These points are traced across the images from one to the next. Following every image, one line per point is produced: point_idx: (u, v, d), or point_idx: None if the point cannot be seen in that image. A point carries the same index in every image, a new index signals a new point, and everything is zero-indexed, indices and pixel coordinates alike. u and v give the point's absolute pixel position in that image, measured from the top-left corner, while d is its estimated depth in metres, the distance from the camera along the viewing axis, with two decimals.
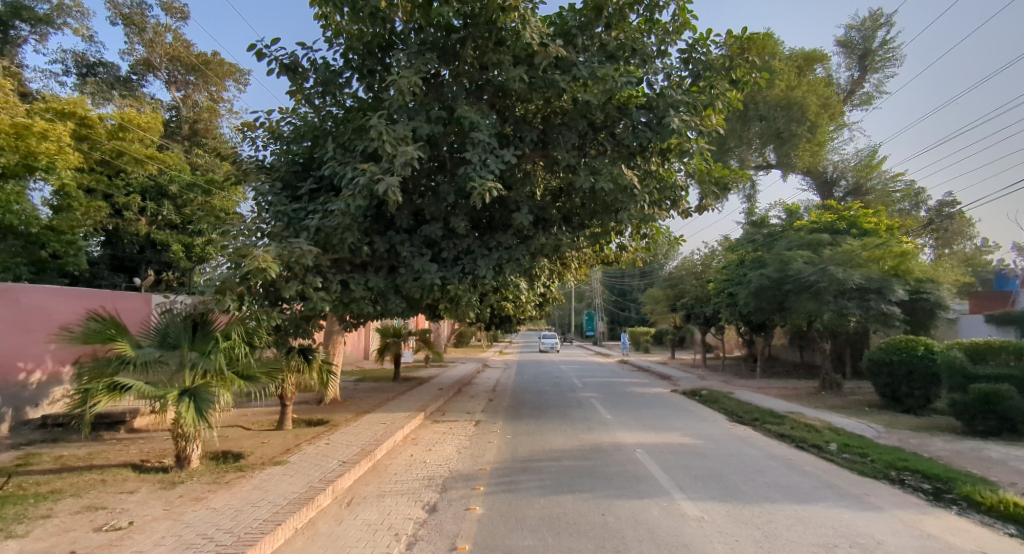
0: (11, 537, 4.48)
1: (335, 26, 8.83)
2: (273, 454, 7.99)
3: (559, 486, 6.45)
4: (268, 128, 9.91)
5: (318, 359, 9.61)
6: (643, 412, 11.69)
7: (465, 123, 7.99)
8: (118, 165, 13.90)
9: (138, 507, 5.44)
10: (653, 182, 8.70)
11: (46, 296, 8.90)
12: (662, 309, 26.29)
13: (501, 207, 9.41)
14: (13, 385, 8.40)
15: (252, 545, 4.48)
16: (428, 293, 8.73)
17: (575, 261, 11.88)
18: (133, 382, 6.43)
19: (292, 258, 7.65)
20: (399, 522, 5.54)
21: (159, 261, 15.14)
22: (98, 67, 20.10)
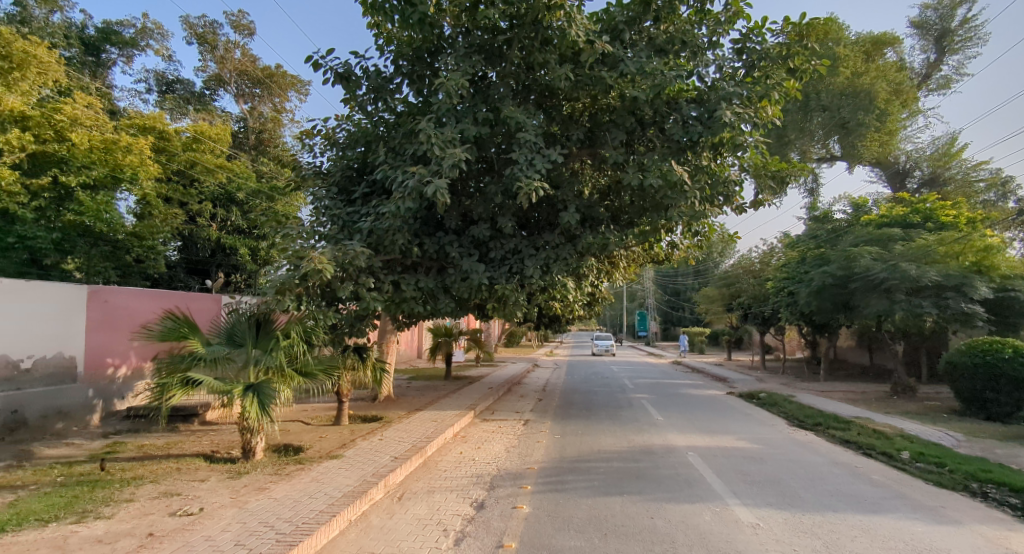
0: (99, 518, 4.88)
1: (387, 34, 9.10)
2: (331, 449, 8.32)
3: (609, 487, 6.37)
4: (324, 135, 10.30)
5: (372, 357, 10.01)
6: (697, 415, 11.36)
7: (512, 124, 8.01)
8: (191, 175, 14.89)
9: (209, 495, 5.81)
10: (704, 177, 8.38)
11: (130, 297, 9.64)
12: (719, 309, 25.47)
13: (549, 206, 9.37)
14: (102, 379, 9.14)
15: (309, 535, 4.68)
16: (476, 293, 8.81)
17: (625, 260, 11.66)
18: (203, 378, 6.86)
19: (346, 260, 7.91)
20: (447, 518, 5.65)
21: (228, 264, 16.03)
22: (175, 84, 21.64)
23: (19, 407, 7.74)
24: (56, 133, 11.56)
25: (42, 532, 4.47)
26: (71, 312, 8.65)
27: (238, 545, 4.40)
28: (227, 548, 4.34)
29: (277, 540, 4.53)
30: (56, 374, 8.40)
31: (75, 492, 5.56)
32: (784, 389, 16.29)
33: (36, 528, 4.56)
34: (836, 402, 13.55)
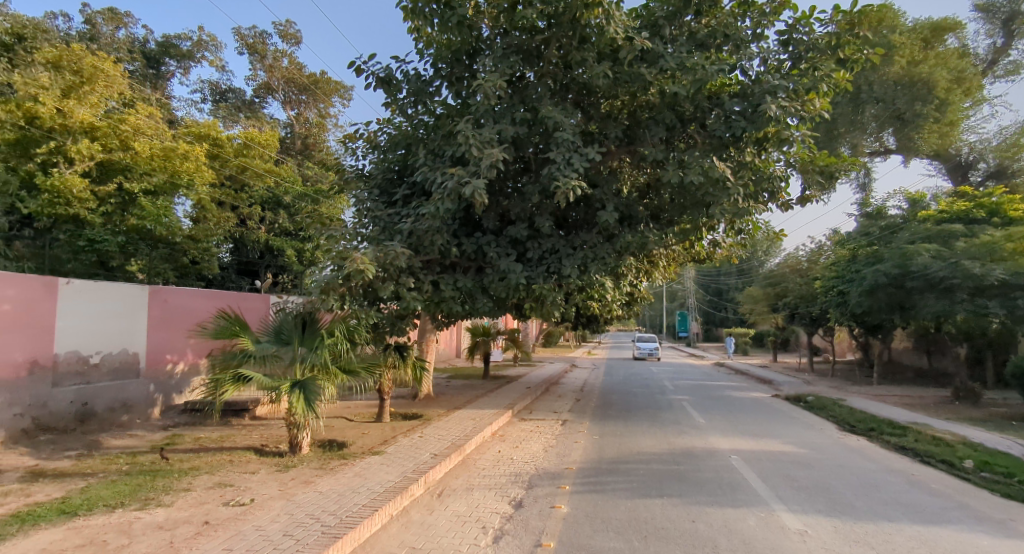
0: (160, 505, 5.15)
1: (427, 37, 9.23)
2: (373, 445, 8.51)
3: (648, 489, 6.29)
4: (366, 139, 10.55)
5: (412, 356, 10.17)
6: (741, 417, 11.06)
7: (550, 124, 7.99)
8: (242, 180, 15.57)
9: (259, 486, 6.05)
10: (748, 173, 8.17)
11: (186, 297, 10.11)
12: (764, 309, 24.72)
13: (587, 206, 9.30)
14: (162, 374, 9.62)
15: (352, 527, 4.81)
16: (514, 292, 8.83)
17: (665, 259, 11.44)
18: (253, 374, 7.13)
19: (387, 260, 8.05)
20: (486, 515, 5.69)
21: (276, 264, 16.61)
22: (228, 93, 22.74)
23: (88, 399, 8.23)
24: (120, 142, 12.15)
25: (109, 517, 4.75)
26: (134, 311, 9.13)
27: (287, 536, 4.56)
28: (276, 538, 4.50)
29: (322, 532, 4.68)
30: (121, 368, 8.88)
31: (138, 480, 5.88)
32: (834, 392, 15.69)
33: (105, 513, 4.85)
34: (891, 407, 12.95)
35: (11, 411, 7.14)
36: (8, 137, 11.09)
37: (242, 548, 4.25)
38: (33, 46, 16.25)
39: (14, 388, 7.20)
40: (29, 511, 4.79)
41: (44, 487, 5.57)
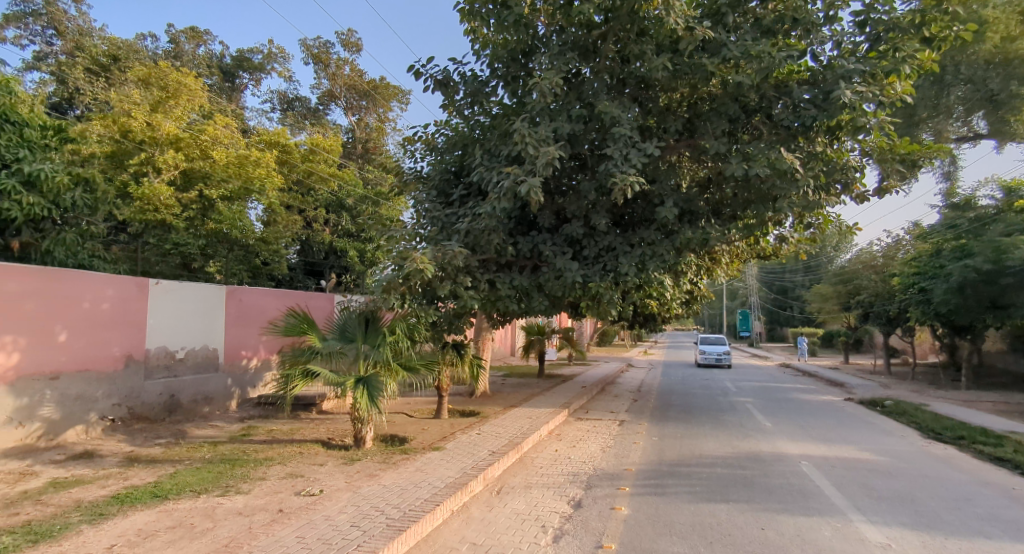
0: (239, 493, 5.45)
1: (483, 38, 9.29)
2: (433, 441, 8.67)
3: (713, 494, 6.11)
4: (425, 141, 10.76)
5: (469, 354, 10.29)
6: (810, 421, 10.56)
7: (607, 119, 7.87)
8: (309, 184, 16.26)
9: (327, 478, 6.29)
10: (819, 164, 7.75)
11: (259, 295, 10.65)
12: (834, 308, 23.51)
13: (645, 201, 9.09)
14: (238, 369, 10.15)
15: (416, 521, 4.93)
16: (570, 291, 8.77)
17: (728, 256, 11.02)
18: (320, 370, 7.43)
19: (445, 259, 8.17)
20: (545, 514, 5.69)
21: (339, 265, 17.03)
22: (295, 102, 23.78)
23: (174, 391, 8.80)
24: (201, 151, 12.84)
25: (195, 502, 5.06)
26: (213, 310, 9.68)
27: (354, 527, 4.72)
28: (344, 528, 4.67)
29: (387, 524, 4.81)
30: (203, 363, 9.44)
31: (219, 468, 6.25)
32: (914, 396, 14.70)
33: (191, 498, 5.18)
34: (981, 413, 12.00)
35: (109, 401, 7.75)
36: (105, 150, 12.02)
37: (313, 536, 4.44)
38: (126, 65, 17.59)
39: (112, 379, 7.81)
40: (127, 492, 5.20)
41: (138, 471, 6.02)
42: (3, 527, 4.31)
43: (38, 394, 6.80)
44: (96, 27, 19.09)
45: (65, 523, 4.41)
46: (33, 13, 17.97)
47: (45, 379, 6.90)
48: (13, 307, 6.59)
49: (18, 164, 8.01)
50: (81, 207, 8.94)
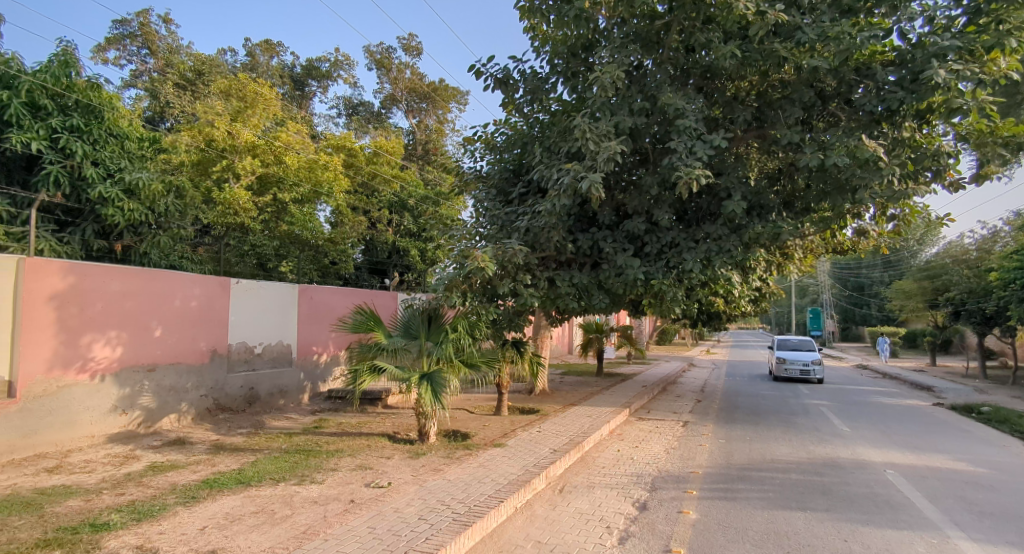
0: (314, 482, 5.70)
1: (542, 35, 9.25)
2: (494, 437, 8.75)
3: (789, 501, 5.83)
4: (484, 140, 10.80)
5: (529, 351, 10.31)
6: (894, 427, 9.89)
7: (670, 111, 7.65)
8: (372, 186, 16.82)
9: (395, 471, 6.47)
10: (905, 151, 7.23)
11: (328, 294, 11.09)
12: (918, 305, 22.02)
13: (710, 195, 8.77)
14: (310, 363, 10.60)
15: (481, 516, 4.98)
16: (632, 288, 8.59)
17: (801, 250, 10.44)
18: (387, 366, 7.66)
19: (506, 258, 8.18)
20: (610, 515, 5.61)
21: (402, 264, 17.06)
22: (360, 107, 24.64)
23: (254, 384, 9.29)
24: (275, 157, 13.50)
25: (275, 489, 5.33)
26: (288, 307, 10.14)
27: (421, 520, 4.83)
28: (412, 521, 4.78)
29: (453, 519, 4.88)
30: (279, 357, 9.90)
31: (295, 458, 6.56)
32: (1014, 403, 13.49)
33: (272, 485, 5.46)
34: None
35: (197, 392, 8.28)
36: (192, 158, 12.78)
37: (384, 527, 4.57)
38: (209, 78, 18.73)
39: (200, 372, 8.34)
40: (215, 478, 5.54)
41: (224, 458, 6.39)
42: (111, 506, 4.69)
43: (137, 385, 7.40)
44: (183, 45, 20.43)
45: (163, 504, 4.74)
46: (130, 34, 19.39)
47: (143, 370, 7.49)
48: (117, 305, 7.19)
49: (121, 174, 8.69)
50: (172, 211, 9.59)
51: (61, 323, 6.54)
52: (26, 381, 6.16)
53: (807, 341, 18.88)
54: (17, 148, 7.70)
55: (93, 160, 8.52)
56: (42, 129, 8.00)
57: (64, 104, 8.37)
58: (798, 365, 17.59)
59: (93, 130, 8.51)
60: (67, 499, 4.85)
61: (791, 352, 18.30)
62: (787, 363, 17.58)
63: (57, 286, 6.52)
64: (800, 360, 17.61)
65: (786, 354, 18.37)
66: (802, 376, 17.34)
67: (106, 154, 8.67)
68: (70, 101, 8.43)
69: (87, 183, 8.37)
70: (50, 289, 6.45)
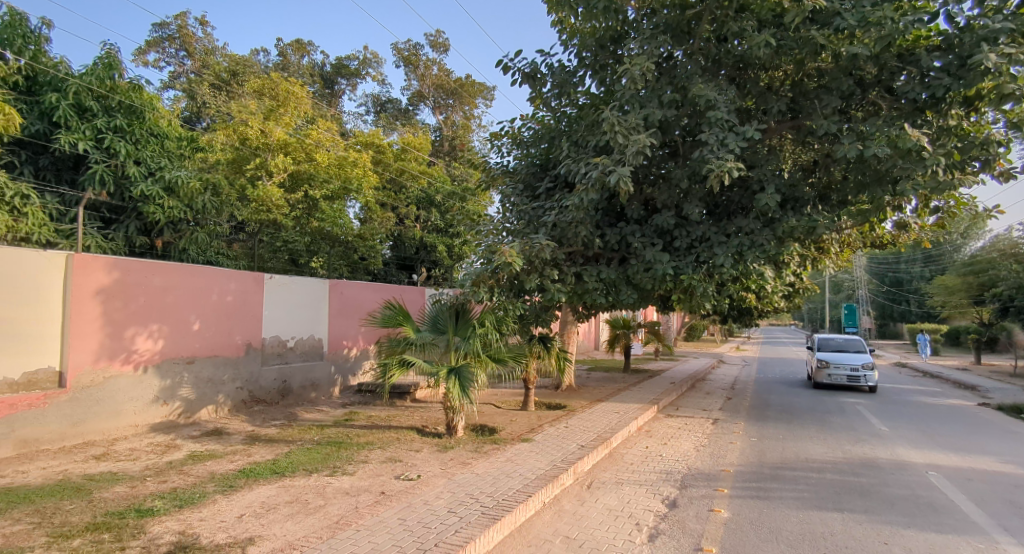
0: (346, 474, 5.79)
1: (570, 28, 9.18)
2: (522, 432, 8.76)
3: (824, 501, 5.69)
4: (511, 135, 10.75)
5: (556, 347, 10.27)
6: (935, 428, 9.56)
7: (702, 103, 7.50)
8: (400, 182, 17.00)
9: (424, 464, 6.53)
10: (950, 140, 6.95)
11: (358, 289, 11.24)
12: (962, 301, 21.33)
13: (742, 188, 8.57)
14: (340, 357, 10.75)
15: (510, 510, 5.00)
16: (661, 283, 8.45)
17: (837, 244, 10.12)
18: (415, 360, 7.74)
19: (533, 252, 8.15)
20: (639, 512, 5.57)
21: (429, 259, 17.21)
22: (388, 104, 24.85)
23: (287, 377, 9.49)
24: (307, 154, 13.69)
25: (309, 480, 5.44)
26: (319, 302, 10.31)
27: (450, 513, 4.87)
28: (442, 513, 4.83)
29: (482, 512, 4.91)
30: (310, 351, 10.08)
31: (326, 449, 6.68)
32: None
33: (306, 476, 5.57)
34: None
35: (233, 384, 8.50)
36: (227, 157, 13.13)
37: (414, 519, 4.62)
38: (243, 78, 19.16)
39: (236, 364, 8.56)
40: (251, 468, 5.68)
41: (259, 449, 6.55)
42: (154, 492, 4.85)
43: (178, 376, 7.63)
44: (218, 46, 20.91)
45: (203, 492, 4.89)
46: (169, 37, 19.91)
47: (183, 362, 7.72)
48: (158, 299, 7.42)
49: (161, 173, 8.95)
50: (209, 208, 9.82)
51: (106, 317, 6.78)
52: (76, 372, 6.42)
53: (855, 341, 15.67)
54: (66, 147, 8.00)
55: (136, 160, 8.78)
56: (87, 130, 8.31)
57: (108, 105, 8.67)
58: (845, 370, 14.43)
59: (135, 130, 8.83)
60: (114, 486, 5.03)
61: (836, 353, 15.12)
62: (831, 368, 14.44)
63: (102, 282, 6.76)
64: (848, 364, 14.42)
65: (829, 355, 15.10)
66: (849, 383, 14.23)
67: (148, 154, 8.94)
68: (113, 102, 8.70)
69: (130, 181, 8.64)
70: (96, 284, 6.69)
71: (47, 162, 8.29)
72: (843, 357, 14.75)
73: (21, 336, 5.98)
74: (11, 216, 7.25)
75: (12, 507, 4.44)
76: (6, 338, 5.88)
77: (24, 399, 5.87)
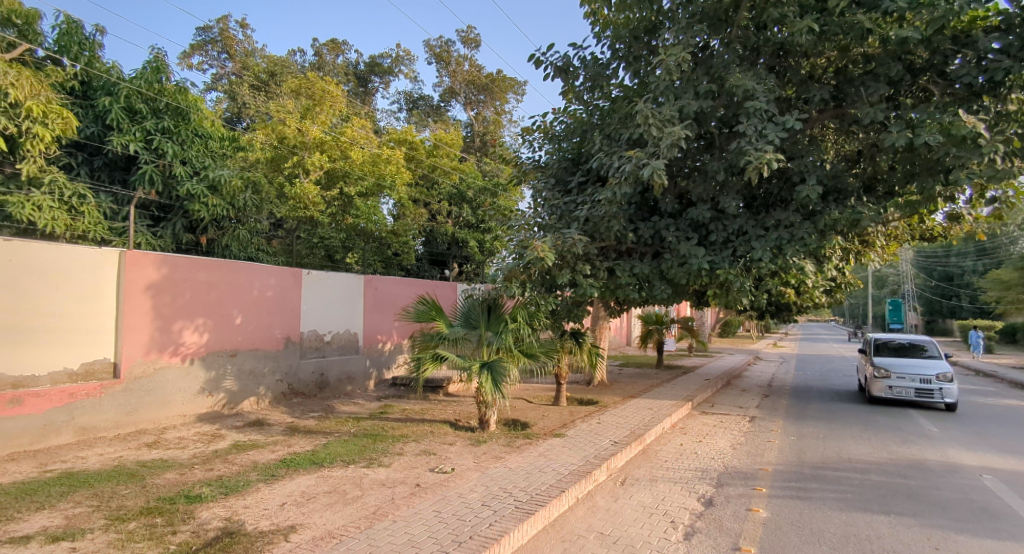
0: (382, 465, 5.89)
1: (604, 20, 9.06)
2: (554, 427, 8.76)
3: (869, 503, 5.51)
4: (543, 130, 10.68)
5: (588, 342, 10.20)
6: (989, 429, 9.13)
7: (740, 93, 7.31)
8: (433, 178, 17.11)
9: (458, 457, 6.59)
10: (1009, 126, 6.60)
11: (392, 284, 11.39)
12: (1019, 297, 20.29)
13: (782, 180, 8.33)
14: (375, 351, 10.92)
15: (544, 505, 5.00)
16: (696, 278, 8.27)
17: (883, 237, 9.75)
18: (449, 354, 7.82)
19: (565, 247, 8.09)
20: (675, 509, 5.50)
21: (461, 255, 17.32)
22: (420, 101, 25.07)
23: (324, 370, 9.69)
24: (341, 152, 13.82)
25: (347, 470, 5.55)
26: (355, 297, 10.47)
27: (484, 506, 4.89)
28: (476, 506, 4.86)
29: (516, 506, 4.92)
30: (347, 345, 10.27)
31: (363, 441, 6.80)
32: None
33: (343, 467, 5.69)
34: None
35: (274, 377, 8.72)
36: (266, 155, 13.21)
37: (449, 511, 4.66)
38: (281, 79, 19.64)
39: (276, 357, 8.78)
40: (292, 458, 5.83)
41: (299, 440, 6.72)
42: (202, 480, 5.02)
43: (222, 368, 7.87)
44: (258, 48, 21.44)
45: (247, 480, 5.04)
46: (211, 40, 20.51)
47: (227, 355, 7.97)
48: (202, 294, 7.65)
49: (205, 172, 9.22)
50: (249, 206, 10.07)
51: (156, 311, 7.04)
52: (129, 363, 6.70)
53: (926, 342, 11.88)
54: (118, 149, 8.34)
55: (182, 160, 9.08)
56: (137, 132, 8.62)
57: (156, 107, 8.97)
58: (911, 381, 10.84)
59: (181, 131, 9.12)
60: (165, 472, 5.24)
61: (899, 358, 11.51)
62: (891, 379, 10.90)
63: (152, 277, 7.01)
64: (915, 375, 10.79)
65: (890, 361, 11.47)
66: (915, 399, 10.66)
67: (193, 154, 9.23)
68: (161, 104, 9.00)
69: (177, 181, 8.93)
70: (146, 280, 6.95)
71: (102, 163, 8.60)
72: (908, 364, 11.13)
73: (27, 332, 5.81)
74: (70, 215, 7.67)
75: (73, 490, 4.67)
76: (11, 333, 5.69)
77: (83, 388, 6.17)
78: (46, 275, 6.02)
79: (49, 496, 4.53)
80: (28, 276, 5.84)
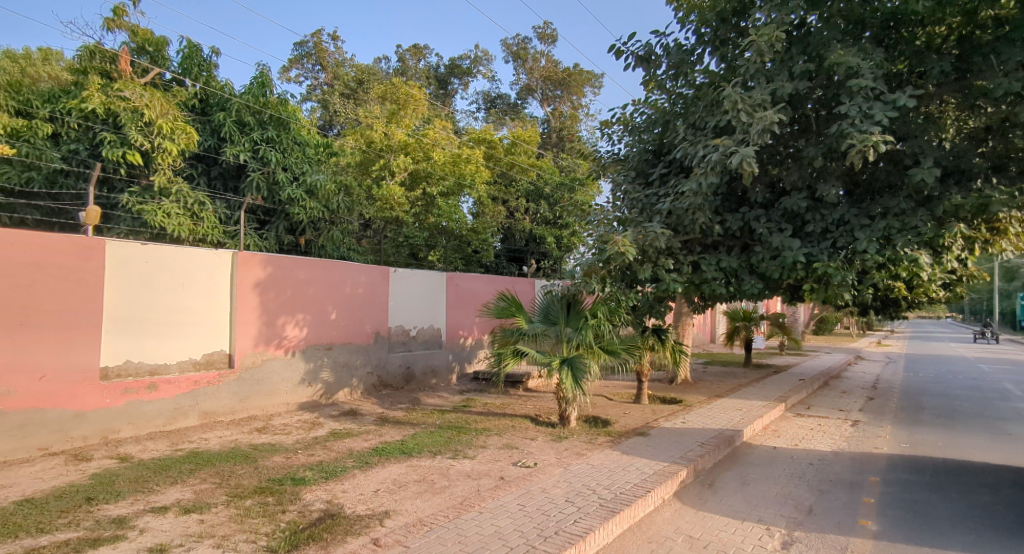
0: (466, 457, 6.02)
1: (689, 4, 8.68)
2: (635, 425, 8.58)
3: (1001, 522, 4.94)
4: (623, 121, 10.42)
5: (671, 339, 9.91)
6: None
7: (842, 71, 6.75)
8: (510, 175, 17.24)
9: (539, 452, 6.61)
10: None
11: (473, 281, 11.60)
12: None
13: (891, 163, 7.61)
14: (457, 346, 11.17)
15: (628, 505, 4.89)
16: (790, 272, 7.72)
17: (1016, 223, 8.67)
18: (529, 350, 7.89)
19: (647, 241, 7.64)
20: (770, 516, 5.21)
21: (539, 251, 17.37)
22: (498, 100, 25.35)
23: (410, 364, 10.04)
24: (425, 153, 14.20)
25: (434, 461, 5.71)
26: (437, 294, 10.75)
27: (569, 502, 4.86)
28: (560, 502, 4.84)
29: (600, 504, 4.86)
30: (431, 340, 10.59)
31: (448, 433, 6.98)
32: None
33: (431, 457, 5.87)
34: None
35: (365, 369, 9.14)
36: (356, 159, 13.88)
37: (533, 506, 4.67)
38: (368, 86, 20.60)
39: (367, 351, 9.19)
40: (383, 447, 6.08)
41: (388, 430, 6.99)
42: (304, 464, 5.34)
43: (319, 361, 8.34)
44: (347, 58, 22.50)
45: (344, 466, 5.31)
46: (307, 54, 21.86)
47: (323, 348, 8.43)
48: (300, 291, 8.12)
49: (304, 177, 9.79)
50: (341, 208, 10.61)
51: (263, 307, 7.57)
52: (240, 354, 7.25)
53: None
54: (230, 158, 9.03)
55: (284, 166, 9.65)
56: (246, 143, 9.27)
57: (262, 119, 9.62)
58: None
59: (283, 140, 9.69)
60: (273, 455, 5.63)
61: None
62: None
63: (259, 276, 7.54)
64: None
65: None
66: None
67: (294, 160, 9.80)
68: (265, 116, 9.64)
69: (279, 187, 9.52)
70: (253, 279, 7.48)
71: (217, 172, 9.32)
72: None
73: (157, 324, 6.43)
74: (192, 220, 8.37)
75: (198, 468, 5.13)
76: (146, 325, 6.31)
77: (204, 377, 6.75)
78: (177, 275, 6.68)
79: (180, 472, 5.01)
80: (162, 276, 6.51)
